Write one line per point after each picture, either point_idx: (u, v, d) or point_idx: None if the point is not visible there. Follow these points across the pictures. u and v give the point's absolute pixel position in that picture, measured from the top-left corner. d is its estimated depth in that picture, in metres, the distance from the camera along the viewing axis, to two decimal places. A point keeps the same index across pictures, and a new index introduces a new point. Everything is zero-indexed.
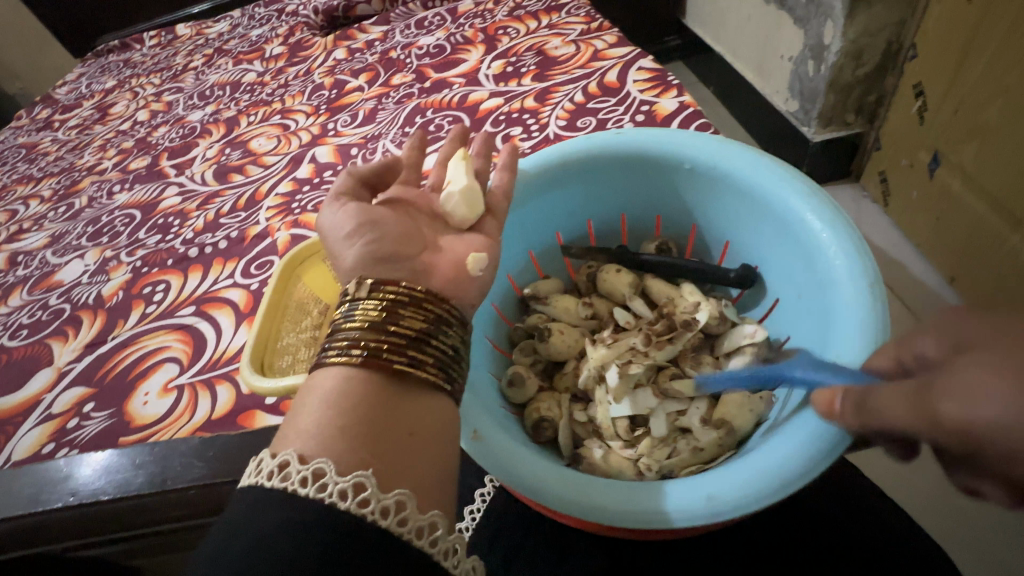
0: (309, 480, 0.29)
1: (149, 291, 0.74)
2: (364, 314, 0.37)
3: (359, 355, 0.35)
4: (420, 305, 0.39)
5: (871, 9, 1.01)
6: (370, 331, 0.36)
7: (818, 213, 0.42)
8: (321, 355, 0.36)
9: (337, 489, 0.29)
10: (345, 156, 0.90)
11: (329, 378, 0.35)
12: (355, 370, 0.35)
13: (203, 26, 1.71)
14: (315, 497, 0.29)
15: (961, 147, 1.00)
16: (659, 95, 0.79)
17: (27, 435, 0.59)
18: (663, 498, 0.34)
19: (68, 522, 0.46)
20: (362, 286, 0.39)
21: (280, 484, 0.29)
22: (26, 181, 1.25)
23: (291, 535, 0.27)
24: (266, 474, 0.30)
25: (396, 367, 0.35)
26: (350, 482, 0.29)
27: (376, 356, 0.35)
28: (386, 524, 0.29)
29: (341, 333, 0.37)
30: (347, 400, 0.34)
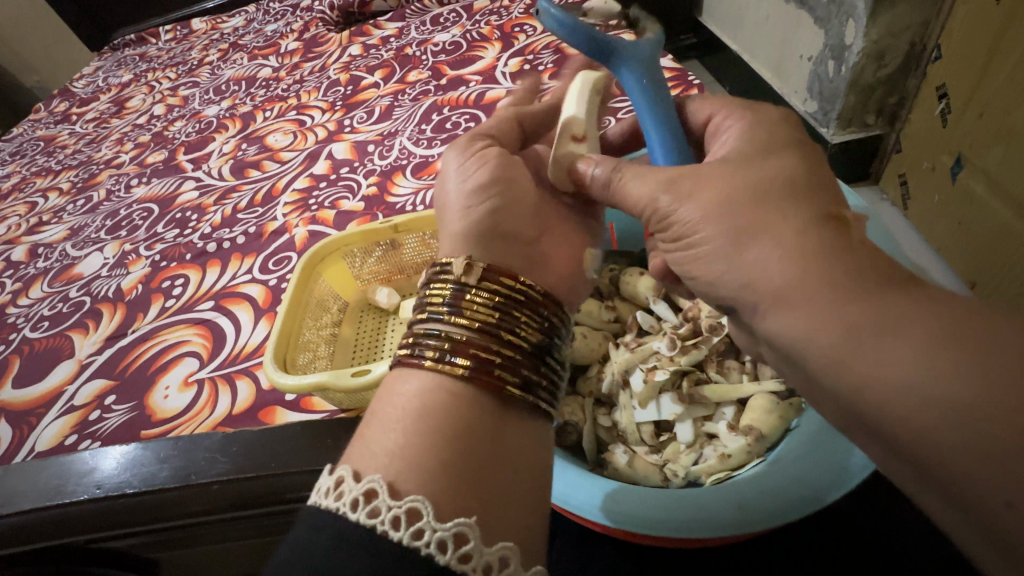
0: (362, 503, 0.28)
1: (168, 285, 0.75)
2: (473, 313, 0.37)
3: (469, 365, 0.35)
4: (532, 312, 0.39)
5: (895, 10, 1.00)
6: (484, 339, 0.36)
7: None
8: (420, 351, 0.36)
9: (436, 539, 0.28)
10: (362, 152, 0.90)
11: (433, 381, 0.35)
12: (459, 382, 0.35)
13: (219, 21, 1.72)
14: (366, 525, 0.28)
15: (985, 151, 0.99)
16: (679, 94, 0.78)
17: (51, 426, 0.60)
18: (694, 506, 0.35)
19: (92, 515, 0.46)
20: (473, 273, 0.39)
21: (369, 520, 0.28)
22: (45, 173, 1.26)
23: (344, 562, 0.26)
24: (351, 504, 0.28)
25: (506, 386, 0.35)
26: (405, 509, 0.28)
27: (486, 370, 0.35)
28: (443, 559, 0.27)
29: (450, 329, 0.37)
30: (449, 415, 0.34)
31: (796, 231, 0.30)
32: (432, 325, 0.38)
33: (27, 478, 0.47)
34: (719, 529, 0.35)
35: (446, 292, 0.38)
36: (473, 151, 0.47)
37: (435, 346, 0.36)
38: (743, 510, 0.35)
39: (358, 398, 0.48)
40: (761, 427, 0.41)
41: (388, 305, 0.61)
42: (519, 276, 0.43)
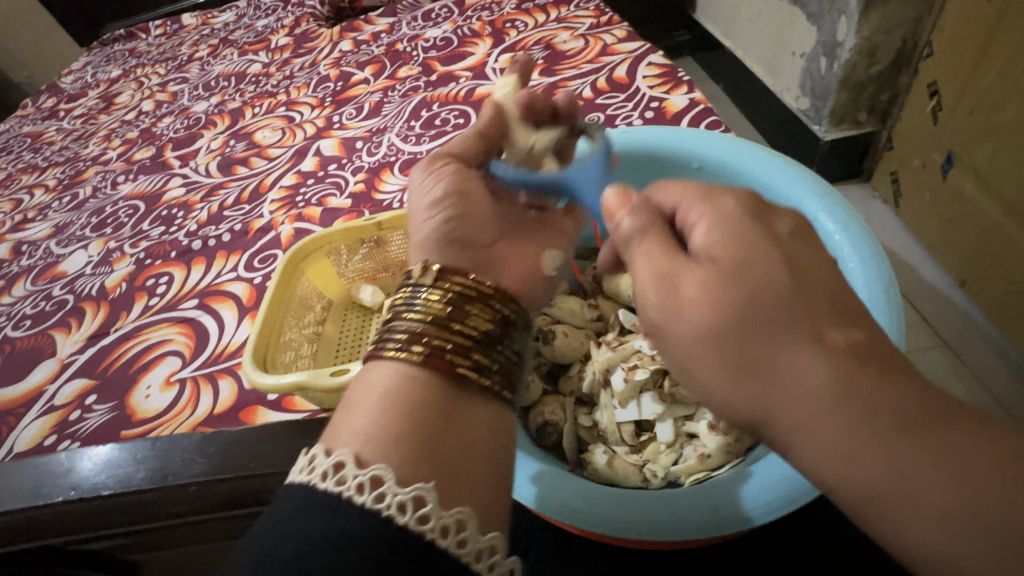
0: (367, 487, 0.29)
1: (152, 283, 0.74)
2: (427, 306, 0.38)
3: (421, 352, 0.35)
4: (486, 304, 0.40)
5: (886, 6, 1.00)
6: (436, 327, 0.37)
7: (832, 214, 0.41)
8: (379, 347, 0.37)
9: (396, 501, 0.28)
10: (350, 149, 0.89)
11: (390, 372, 0.35)
12: (414, 368, 0.35)
13: (209, 16, 1.70)
14: (373, 507, 0.28)
15: (975, 148, 0.99)
16: (669, 91, 0.77)
17: (30, 426, 0.59)
18: (667, 510, 0.35)
19: (69, 517, 0.46)
20: (428, 274, 0.40)
21: (335, 487, 0.29)
22: (31, 170, 1.24)
23: (349, 543, 0.26)
24: (319, 474, 0.30)
25: (459, 369, 0.36)
26: (412, 495, 0.28)
27: (439, 356, 0.35)
28: (444, 544, 0.28)
29: (402, 324, 0.38)
30: (405, 399, 0.34)
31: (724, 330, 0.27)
32: (388, 325, 0.38)
33: (3, 479, 0.47)
34: (684, 533, 0.35)
35: (400, 296, 0.40)
36: (434, 168, 0.46)
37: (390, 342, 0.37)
38: (716, 514, 0.35)
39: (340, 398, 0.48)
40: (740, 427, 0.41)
41: (372, 303, 0.61)
42: (500, 275, 0.43)
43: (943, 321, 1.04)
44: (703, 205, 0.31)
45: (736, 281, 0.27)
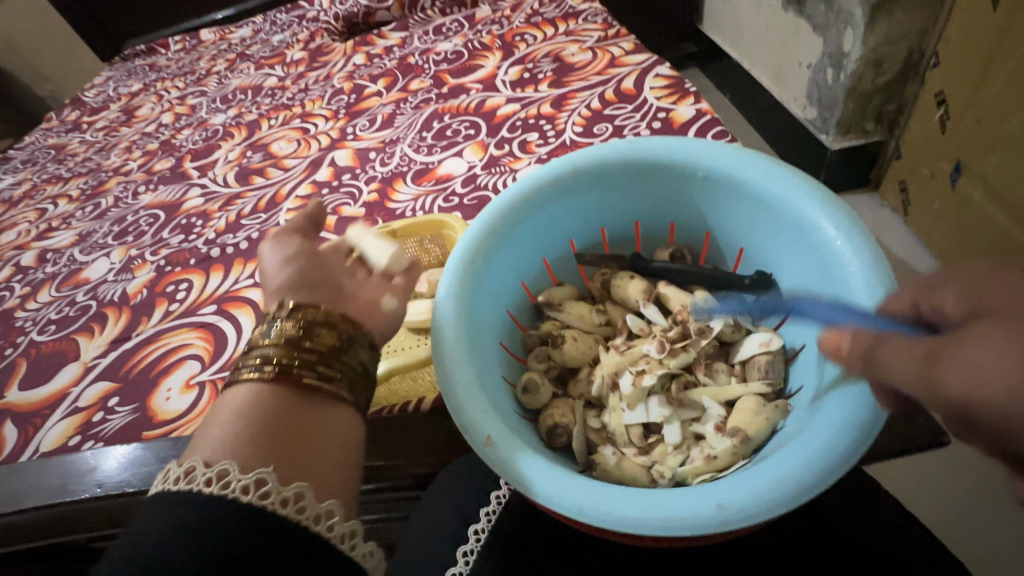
0: (214, 481, 0.33)
1: (172, 289, 0.76)
2: (281, 333, 0.41)
3: (274, 369, 0.39)
4: (330, 325, 0.42)
5: (892, 18, 1.00)
6: (288, 348, 0.40)
7: (835, 223, 0.41)
8: (238, 372, 0.40)
9: (240, 484, 0.33)
10: (364, 160, 0.92)
11: (247, 390, 0.39)
12: (265, 386, 0.39)
13: (226, 32, 1.75)
14: (219, 494, 0.32)
15: (984, 157, 0.99)
16: (676, 102, 0.79)
17: (55, 427, 0.61)
18: (673, 504, 0.34)
19: (93, 514, 0.47)
20: (283, 308, 0.42)
21: (185, 485, 0.33)
22: (55, 180, 1.29)
23: (201, 526, 0.31)
24: (173, 479, 0.34)
25: (305, 382, 0.39)
26: (252, 479, 0.33)
27: (287, 372, 0.39)
28: (282, 512, 0.33)
29: (258, 348, 0.41)
30: (253, 411, 0.37)
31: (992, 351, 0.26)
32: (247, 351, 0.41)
33: (31, 476, 0.48)
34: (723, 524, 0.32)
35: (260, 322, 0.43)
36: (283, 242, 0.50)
37: (246, 365, 0.40)
38: (760, 500, 0.33)
39: None
40: (747, 428, 0.42)
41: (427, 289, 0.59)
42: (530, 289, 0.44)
43: None
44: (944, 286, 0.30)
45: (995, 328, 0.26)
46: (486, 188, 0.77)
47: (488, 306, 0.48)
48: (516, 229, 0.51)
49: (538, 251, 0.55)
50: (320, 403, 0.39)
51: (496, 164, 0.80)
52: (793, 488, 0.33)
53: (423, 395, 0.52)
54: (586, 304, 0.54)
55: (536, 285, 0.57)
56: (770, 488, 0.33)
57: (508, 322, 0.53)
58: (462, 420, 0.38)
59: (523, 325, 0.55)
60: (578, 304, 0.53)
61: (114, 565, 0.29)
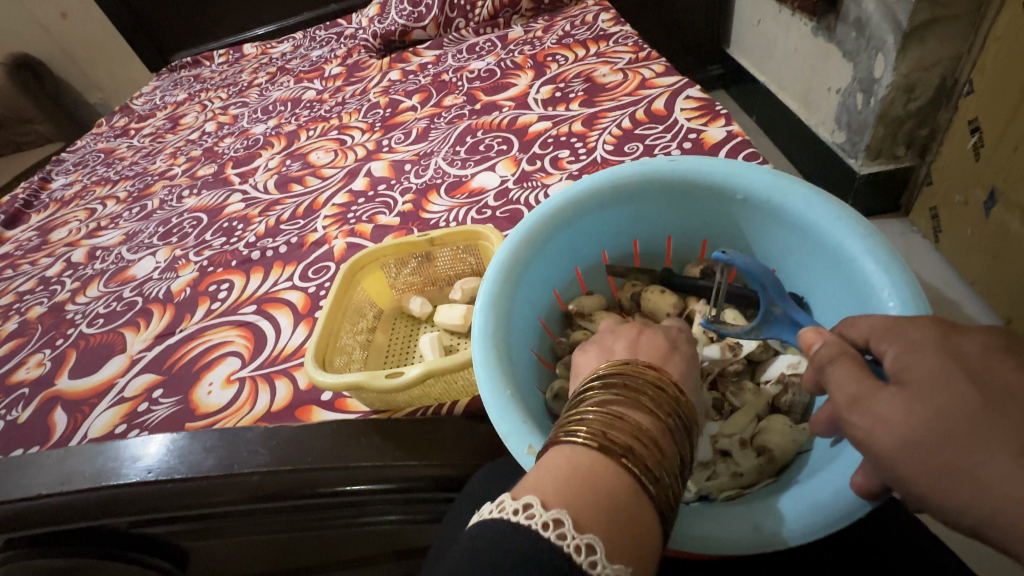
0: (518, 508, 0.28)
1: (214, 289, 0.80)
2: (613, 404, 0.34)
3: (619, 447, 0.31)
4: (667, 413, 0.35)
5: (925, 45, 1.01)
6: (649, 430, 0.33)
7: (874, 256, 0.41)
8: (564, 430, 0.33)
9: (574, 544, 0.26)
10: (399, 171, 0.95)
11: (570, 451, 0.31)
12: (598, 457, 0.31)
13: (268, 46, 1.83)
14: (522, 525, 0.27)
15: (1018, 186, 0.97)
16: (707, 123, 0.80)
17: (102, 415, 0.64)
18: (719, 527, 0.34)
19: (135, 500, 0.49)
20: (614, 378, 0.36)
21: (525, 521, 0.27)
22: (103, 182, 1.36)
23: (511, 557, 0.26)
24: (510, 510, 0.28)
25: (641, 477, 0.30)
26: (551, 515, 0.27)
27: (630, 459, 0.31)
28: (580, 562, 0.26)
29: (611, 403, 0.34)
30: (588, 478, 0.30)
31: (928, 403, 0.27)
32: (569, 405, 0.36)
33: (86, 458, 0.51)
34: (751, 547, 0.33)
35: (602, 373, 0.37)
36: None
37: (585, 411, 0.34)
38: (794, 527, 0.33)
39: (387, 399, 0.52)
40: (774, 449, 0.43)
41: (420, 314, 0.64)
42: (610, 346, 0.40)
43: None
44: (892, 339, 0.31)
45: (923, 401, 0.27)
46: (518, 202, 0.79)
47: (523, 315, 0.50)
48: (552, 239, 0.52)
49: (573, 260, 0.56)
50: (645, 507, 0.30)
51: (528, 179, 0.83)
52: (832, 515, 0.33)
53: (457, 398, 0.54)
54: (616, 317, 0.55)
55: (566, 294, 0.58)
56: (800, 516, 0.34)
57: (539, 329, 0.54)
58: (503, 429, 0.38)
59: (553, 333, 0.56)
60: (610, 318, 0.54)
61: None
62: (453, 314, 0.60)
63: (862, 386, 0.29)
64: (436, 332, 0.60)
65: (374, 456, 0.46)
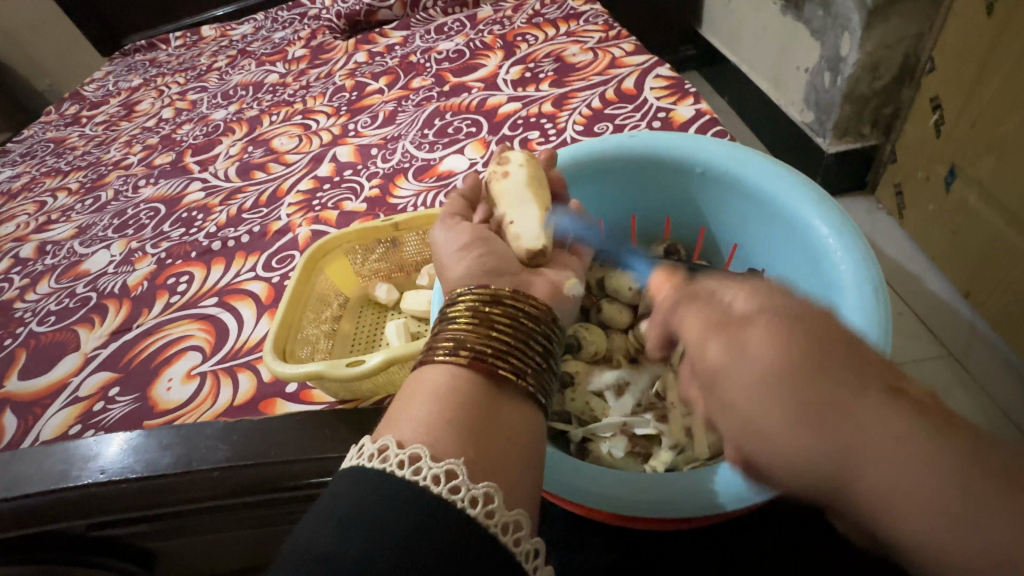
0: (405, 463, 0.29)
1: (173, 281, 0.76)
2: (463, 318, 0.37)
3: (464, 354, 0.34)
4: (519, 323, 0.37)
5: (889, 22, 1.02)
6: (504, 337, 0.36)
7: (826, 221, 0.42)
8: (427, 353, 0.36)
9: (469, 494, 0.28)
10: (365, 156, 0.92)
11: (433, 372, 0.34)
12: (461, 369, 0.34)
13: (227, 28, 1.75)
14: (408, 479, 0.28)
15: (978, 160, 1.00)
16: (676, 102, 0.80)
17: (54, 416, 0.61)
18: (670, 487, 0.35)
19: (90, 502, 0.47)
20: (461, 295, 0.39)
21: (410, 476, 0.28)
22: (53, 173, 1.28)
23: (404, 507, 0.27)
24: (393, 462, 0.29)
25: (500, 373, 0.34)
26: (442, 468, 0.28)
27: (482, 359, 0.34)
28: (473, 513, 0.27)
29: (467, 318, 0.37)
30: (457, 397, 0.33)
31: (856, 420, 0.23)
32: (441, 313, 0.39)
33: (34, 461, 0.49)
34: (706, 505, 0.34)
35: (460, 295, 0.39)
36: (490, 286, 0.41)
37: (452, 323, 0.37)
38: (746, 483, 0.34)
39: (352, 388, 0.51)
40: None
41: (387, 301, 0.62)
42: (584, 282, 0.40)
43: (949, 332, 1.05)
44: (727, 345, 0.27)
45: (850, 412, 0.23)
46: None
47: None
48: None
49: None
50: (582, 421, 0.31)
51: None
52: None
53: None
54: (525, 191, 0.47)
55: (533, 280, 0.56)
56: None
57: None
58: None
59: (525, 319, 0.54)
60: (508, 195, 0.47)
61: (319, 548, 0.25)
62: (416, 300, 0.59)
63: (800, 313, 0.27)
64: (403, 318, 0.59)
65: (339, 447, 0.45)
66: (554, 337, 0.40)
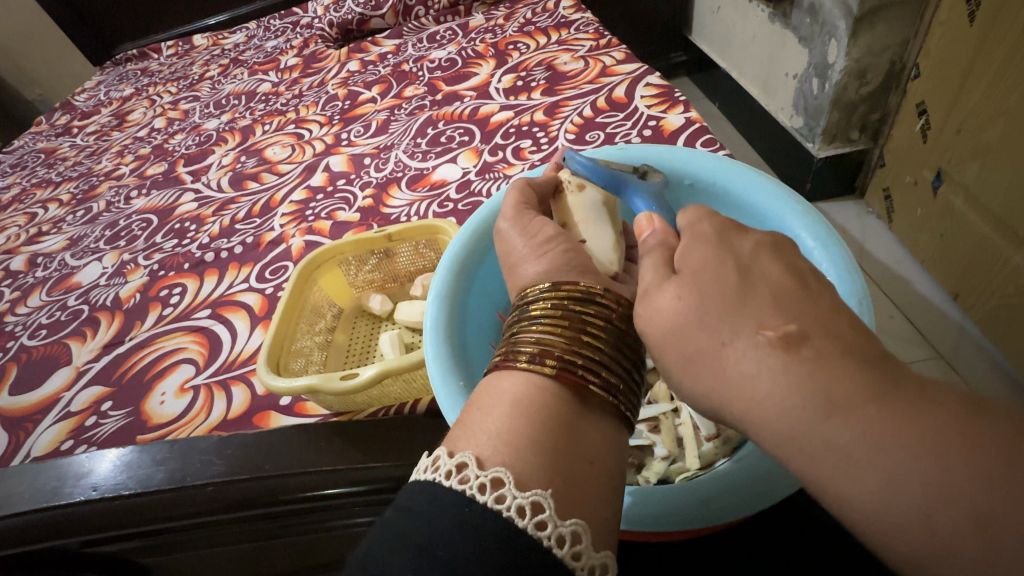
0: (489, 488, 0.28)
1: (166, 294, 0.76)
2: (549, 321, 0.36)
3: (551, 363, 0.33)
4: (604, 328, 0.37)
5: (875, 30, 1.03)
6: (589, 346, 0.35)
7: (812, 233, 0.43)
8: (510, 357, 0.35)
9: (557, 533, 0.27)
10: (358, 165, 0.92)
11: (514, 380, 0.34)
12: (546, 380, 0.33)
13: (220, 37, 1.75)
14: (455, 489, 0.28)
15: (964, 165, 1.02)
16: (666, 110, 0.81)
17: (46, 432, 0.60)
18: (659, 498, 0.35)
19: (84, 519, 0.47)
20: (545, 293, 0.38)
21: (495, 504, 0.27)
22: (44, 184, 1.28)
23: (484, 539, 0.26)
24: (476, 487, 0.28)
25: (589, 387, 0.33)
26: (529, 500, 0.27)
27: (570, 370, 0.33)
28: (561, 554, 0.27)
29: (553, 321, 0.36)
30: (537, 409, 0.32)
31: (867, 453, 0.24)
32: (521, 313, 0.38)
33: (26, 478, 0.49)
34: (700, 520, 0.34)
35: (541, 296, 0.38)
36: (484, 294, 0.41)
37: (535, 325, 0.36)
38: (735, 493, 0.35)
39: (346, 401, 0.51)
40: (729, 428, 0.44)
41: (381, 312, 0.63)
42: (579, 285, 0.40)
43: (938, 334, 1.06)
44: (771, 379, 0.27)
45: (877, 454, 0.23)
46: (481, 194, 0.78)
47: (481, 308, 0.49)
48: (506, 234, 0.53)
49: None
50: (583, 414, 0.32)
51: (490, 170, 0.82)
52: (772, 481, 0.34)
53: (418, 396, 0.53)
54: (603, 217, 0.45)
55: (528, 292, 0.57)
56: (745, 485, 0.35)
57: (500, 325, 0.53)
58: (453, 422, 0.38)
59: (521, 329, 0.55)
60: (586, 211, 0.45)
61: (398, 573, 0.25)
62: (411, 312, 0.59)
63: (780, 338, 0.26)
64: (397, 330, 0.59)
65: (333, 460, 0.45)
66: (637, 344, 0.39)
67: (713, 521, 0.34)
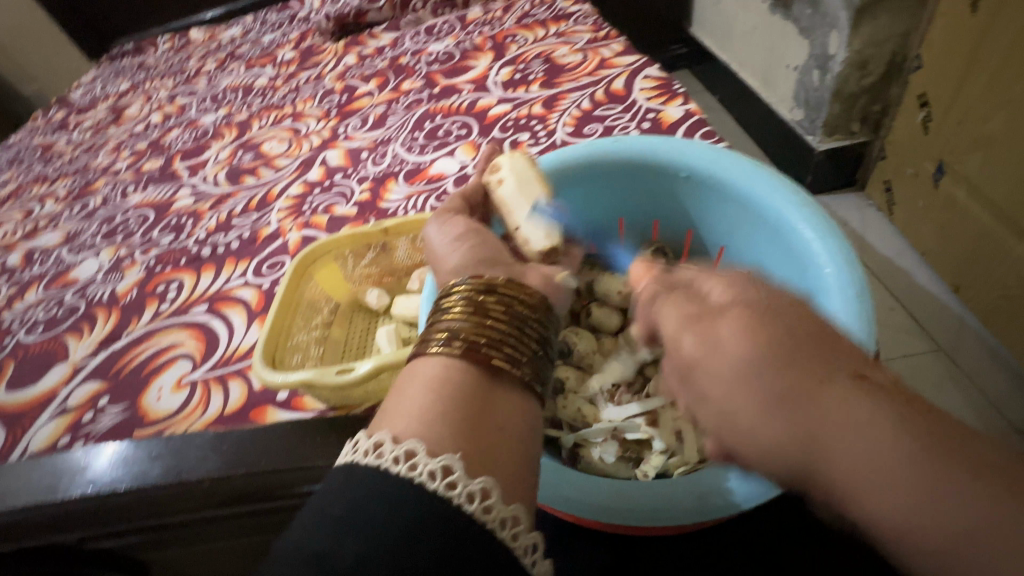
0: (438, 475, 0.28)
1: (163, 289, 0.76)
2: (459, 309, 0.37)
3: (460, 343, 0.35)
4: (517, 311, 0.38)
5: (877, 20, 1.02)
6: (499, 328, 0.36)
7: (812, 225, 0.43)
8: (423, 345, 0.36)
9: (501, 516, 0.28)
10: (356, 159, 0.92)
11: (428, 364, 0.35)
12: (455, 360, 0.35)
13: (216, 31, 1.74)
14: (409, 479, 0.28)
15: (966, 157, 1.01)
16: (665, 102, 0.80)
17: (43, 428, 0.60)
18: (654, 494, 0.36)
19: (80, 514, 0.46)
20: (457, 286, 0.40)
21: (444, 492, 0.28)
22: (40, 180, 1.27)
23: (433, 527, 0.27)
24: (424, 475, 0.28)
25: (494, 362, 0.35)
26: (479, 487, 0.28)
27: (477, 349, 0.35)
28: (502, 536, 0.28)
29: (463, 309, 0.37)
30: (449, 387, 0.33)
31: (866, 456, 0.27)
32: (437, 304, 0.39)
33: (21, 474, 0.48)
34: (693, 515, 0.35)
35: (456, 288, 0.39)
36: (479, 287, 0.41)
37: (449, 313, 0.38)
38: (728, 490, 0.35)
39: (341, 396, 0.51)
40: None
41: (378, 307, 0.63)
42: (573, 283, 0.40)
43: (937, 326, 1.06)
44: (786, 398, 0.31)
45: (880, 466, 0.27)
46: None
47: None
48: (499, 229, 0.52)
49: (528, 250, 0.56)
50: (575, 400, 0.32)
51: None
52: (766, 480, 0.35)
53: None
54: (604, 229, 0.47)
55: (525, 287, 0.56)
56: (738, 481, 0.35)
57: None
58: None
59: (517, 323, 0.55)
60: None
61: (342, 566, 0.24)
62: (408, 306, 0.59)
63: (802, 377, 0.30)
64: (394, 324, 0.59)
65: (330, 455, 0.45)
66: (551, 325, 0.41)
67: (707, 516, 0.35)
